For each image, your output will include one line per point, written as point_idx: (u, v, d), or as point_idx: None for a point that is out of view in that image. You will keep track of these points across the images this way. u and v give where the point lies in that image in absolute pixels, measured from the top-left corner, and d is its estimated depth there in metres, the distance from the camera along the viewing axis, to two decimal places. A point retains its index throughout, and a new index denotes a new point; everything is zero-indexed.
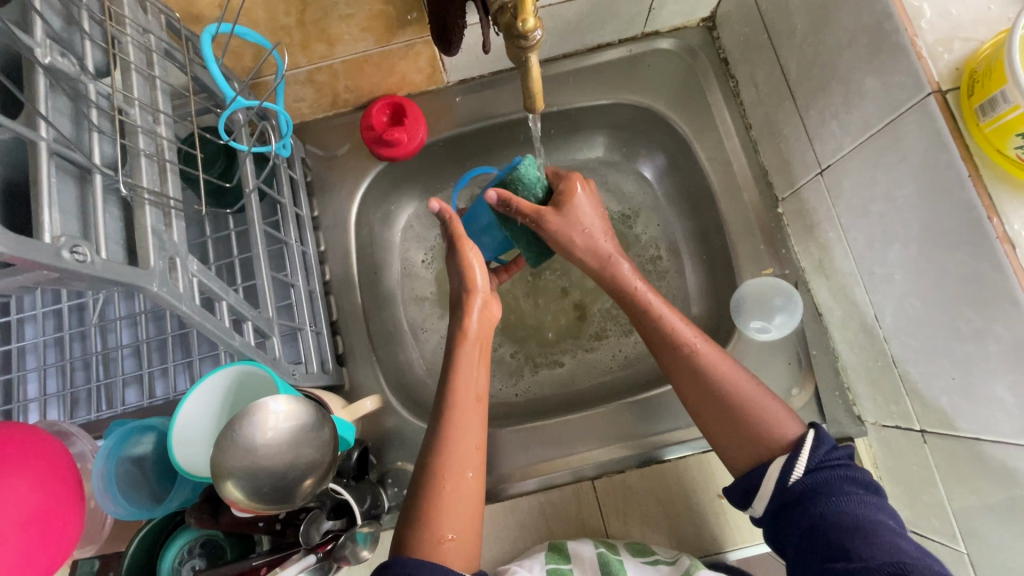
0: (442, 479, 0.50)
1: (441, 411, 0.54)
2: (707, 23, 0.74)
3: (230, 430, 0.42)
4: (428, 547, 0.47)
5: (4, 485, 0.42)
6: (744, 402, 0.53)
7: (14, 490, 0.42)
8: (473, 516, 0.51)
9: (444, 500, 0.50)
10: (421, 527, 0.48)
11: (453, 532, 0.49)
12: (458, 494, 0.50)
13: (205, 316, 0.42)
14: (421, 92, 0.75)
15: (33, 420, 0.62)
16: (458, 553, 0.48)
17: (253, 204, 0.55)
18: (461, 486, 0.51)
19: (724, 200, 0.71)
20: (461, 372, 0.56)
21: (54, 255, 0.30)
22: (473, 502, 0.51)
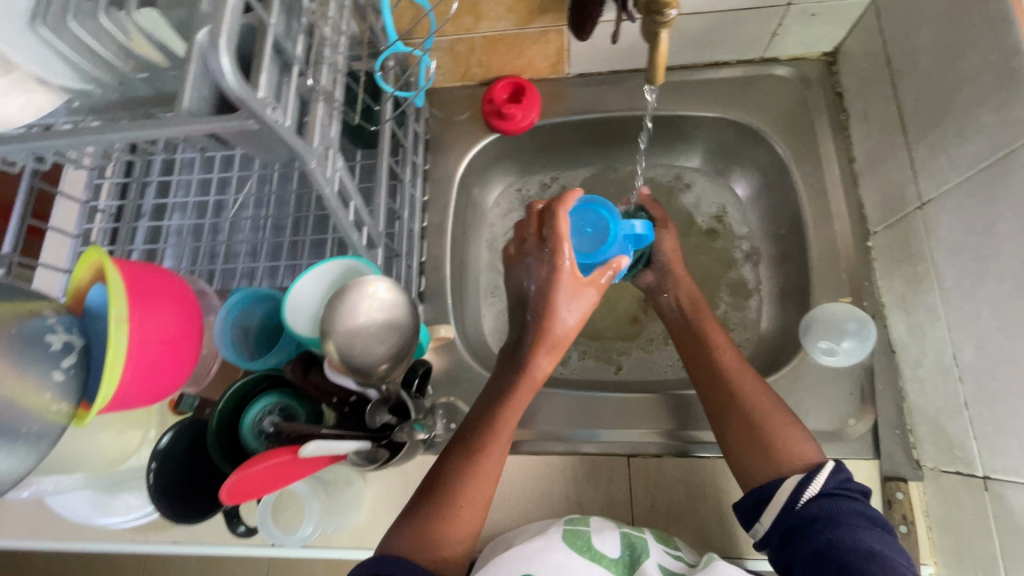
0: (459, 502, 0.52)
1: (476, 447, 0.54)
2: (827, 57, 0.77)
3: (338, 298, 0.49)
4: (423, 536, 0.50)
5: (159, 311, 0.52)
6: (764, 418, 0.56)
7: (163, 318, 0.52)
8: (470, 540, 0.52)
9: (445, 517, 0.51)
10: (430, 519, 0.51)
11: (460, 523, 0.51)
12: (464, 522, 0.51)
13: (339, 206, 0.50)
14: (542, 79, 0.83)
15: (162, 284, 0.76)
16: (456, 545, 0.51)
17: (386, 136, 0.64)
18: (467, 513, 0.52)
19: (813, 225, 0.72)
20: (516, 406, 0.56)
21: (262, 108, 0.38)
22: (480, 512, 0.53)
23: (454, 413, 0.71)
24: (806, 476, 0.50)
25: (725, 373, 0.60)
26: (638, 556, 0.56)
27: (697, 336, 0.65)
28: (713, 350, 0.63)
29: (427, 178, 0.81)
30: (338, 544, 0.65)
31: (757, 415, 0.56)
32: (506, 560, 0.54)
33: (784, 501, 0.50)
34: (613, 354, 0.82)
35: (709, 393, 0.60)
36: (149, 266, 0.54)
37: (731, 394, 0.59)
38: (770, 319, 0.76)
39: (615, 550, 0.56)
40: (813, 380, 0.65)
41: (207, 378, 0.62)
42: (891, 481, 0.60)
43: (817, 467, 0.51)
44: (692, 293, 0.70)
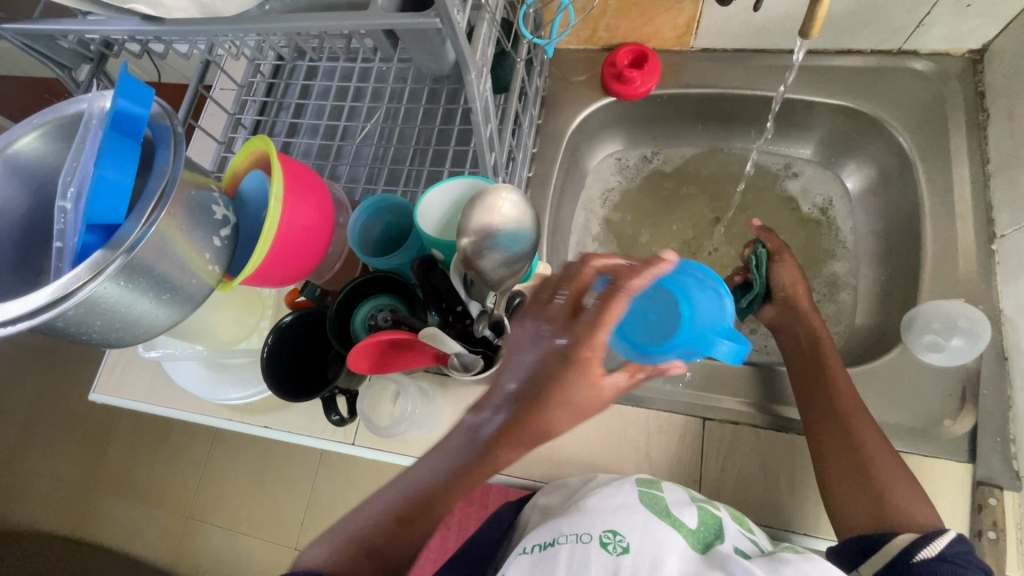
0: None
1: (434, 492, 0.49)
2: (973, 55, 0.74)
3: (478, 202, 0.53)
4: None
5: (304, 202, 0.57)
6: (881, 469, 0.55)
7: (306, 210, 0.58)
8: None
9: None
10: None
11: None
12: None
13: (483, 123, 0.53)
14: (665, 50, 0.84)
15: None
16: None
17: (519, 77, 0.68)
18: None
19: (932, 222, 0.69)
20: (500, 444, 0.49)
21: (451, 8, 0.42)
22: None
23: None
24: (924, 535, 0.49)
25: (845, 414, 0.59)
26: (715, 535, 0.49)
27: (822, 373, 0.63)
28: (835, 392, 0.61)
29: (539, 132, 0.84)
30: (415, 451, 0.69)
31: (873, 463, 0.55)
32: (587, 509, 0.49)
33: (893, 554, 0.50)
34: None
35: (824, 434, 0.59)
36: (301, 163, 0.59)
37: (848, 436, 0.57)
38: (867, 314, 0.75)
39: (693, 520, 0.50)
40: (911, 374, 0.64)
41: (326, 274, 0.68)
42: (983, 485, 0.57)
43: (935, 533, 0.49)
44: (812, 326, 0.69)
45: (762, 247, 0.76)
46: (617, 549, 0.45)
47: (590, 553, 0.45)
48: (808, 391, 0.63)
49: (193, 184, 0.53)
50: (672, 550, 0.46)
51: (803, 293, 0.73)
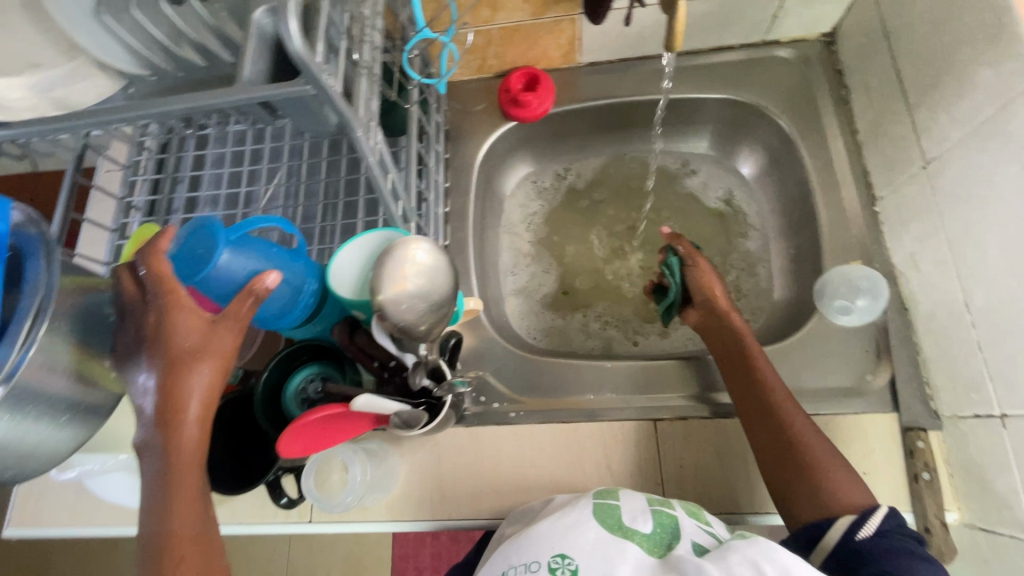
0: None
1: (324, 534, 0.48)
2: (825, 38, 0.81)
3: (387, 259, 0.51)
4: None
5: None
6: (815, 459, 0.55)
7: None
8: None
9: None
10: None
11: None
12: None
13: (380, 175, 0.53)
14: (554, 69, 0.87)
15: None
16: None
17: (414, 120, 0.68)
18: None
19: (822, 194, 0.75)
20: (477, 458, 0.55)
21: (319, 73, 0.41)
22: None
23: (484, 387, 0.74)
24: (861, 517, 0.50)
25: (778, 411, 0.59)
26: (672, 536, 0.48)
27: (748, 370, 0.63)
28: (767, 387, 0.61)
29: (447, 166, 0.84)
30: (377, 516, 0.66)
31: (807, 455, 0.56)
32: (535, 535, 0.47)
33: (839, 537, 0.50)
34: (629, 331, 0.85)
35: (761, 436, 0.59)
36: None
37: (781, 431, 0.58)
38: (784, 289, 0.79)
39: (648, 526, 0.48)
40: (829, 339, 0.68)
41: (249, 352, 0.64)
42: (911, 430, 0.62)
43: (870, 510, 0.51)
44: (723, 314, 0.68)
45: (671, 255, 0.73)
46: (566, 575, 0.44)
47: None
48: (741, 390, 0.62)
49: (78, 289, 0.48)
50: (626, 560, 0.44)
51: (721, 292, 0.70)
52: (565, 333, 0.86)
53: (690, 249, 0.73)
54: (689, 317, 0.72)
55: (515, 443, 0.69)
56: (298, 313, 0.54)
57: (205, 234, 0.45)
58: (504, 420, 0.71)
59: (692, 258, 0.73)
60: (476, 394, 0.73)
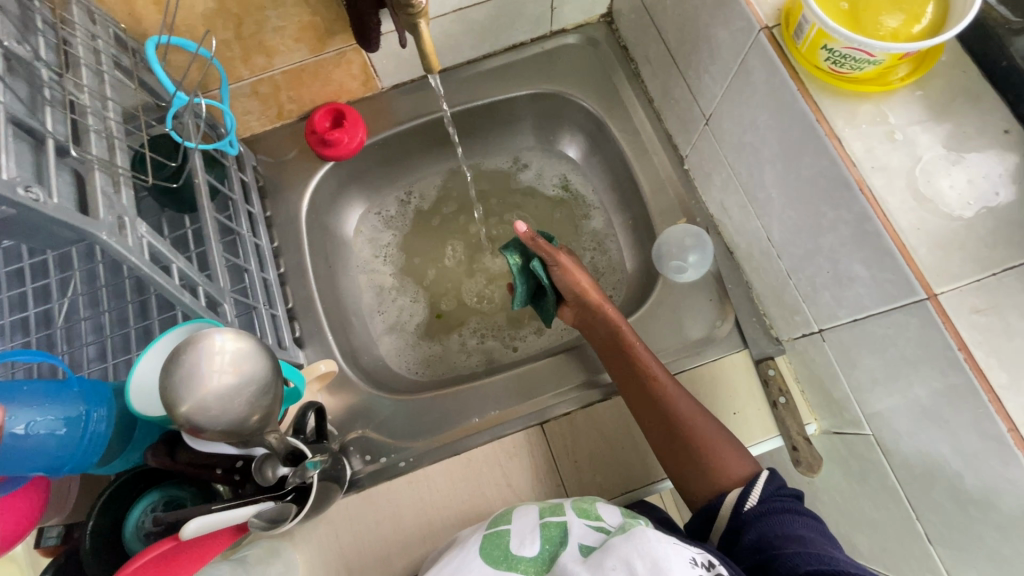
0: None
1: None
2: (605, 18, 0.85)
3: (178, 359, 0.45)
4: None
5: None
6: (701, 441, 0.58)
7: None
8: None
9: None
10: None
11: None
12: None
13: (155, 272, 0.47)
14: (360, 99, 0.84)
15: None
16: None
17: (203, 192, 0.62)
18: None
19: (638, 165, 0.79)
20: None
21: (10, 191, 0.35)
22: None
23: (367, 444, 0.70)
24: (743, 491, 0.53)
25: (661, 400, 0.61)
26: (561, 542, 0.49)
27: (629, 360, 0.64)
28: (647, 374, 0.62)
29: (272, 224, 0.78)
30: None
31: (694, 438, 0.58)
32: None
33: (732, 509, 0.53)
34: (506, 338, 0.85)
35: (648, 423, 0.61)
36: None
37: (668, 419, 0.60)
38: (633, 259, 0.83)
39: (535, 548, 0.49)
40: (676, 297, 0.72)
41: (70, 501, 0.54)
42: (762, 361, 0.67)
43: (754, 481, 0.54)
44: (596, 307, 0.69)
45: (533, 261, 0.70)
46: None
47: None
48: (626, 381, 0.64)
49: None
50: None
51: (587, 282, 0.70)
52: (445, 358, 0.84)
53: (550, 247, 0.68)
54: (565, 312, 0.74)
55: (412, 492, 0.66)
56: (88, 451, 0.46)
57: None
58: (395, 472, 0.67)
59: (553, 257, 0.69)
60: (361, 454, 0.69)
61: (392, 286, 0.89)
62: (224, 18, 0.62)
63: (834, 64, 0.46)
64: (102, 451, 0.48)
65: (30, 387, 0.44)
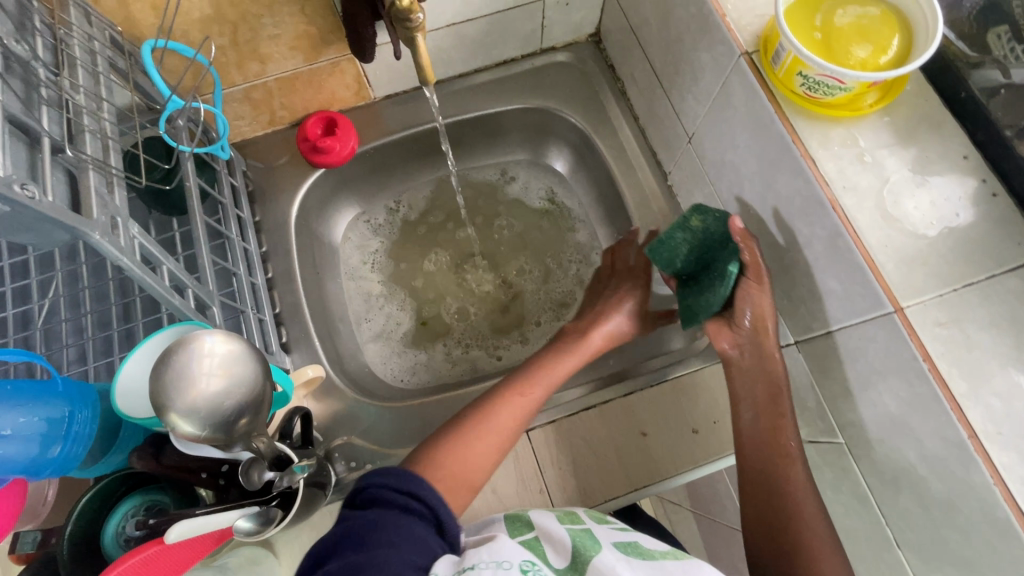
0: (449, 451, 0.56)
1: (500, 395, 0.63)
2: (594, 38, 0.88)
3: (167, 361, 0.45)
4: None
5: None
6: (803, 547, 0.50)
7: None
8: (462, 496, 0.55)
9: (439, 474, 0.55)
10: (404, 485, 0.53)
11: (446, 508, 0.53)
12: (460, 471, 0.55)
13: (146, 272, 0.47)
14: (352, 108, 0.85)
15: None
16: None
17: (194, 196, 0.62)
18: (467, 465, 0.56)
19: (623, 179, 0.81)
20: (558, 363, 0.67)
21: (7, 188, 0.35)
22: (465, 490, 0.55)
23: (352, 451, 0.70)
24: None
25: (782, 484, 0.53)
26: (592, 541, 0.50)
27: (762, 427, 0.57)
28: (784, 451, 0.55)
29: (260, 230, 0.79)
30: None
31: (798, 541, 0.51)
32: None
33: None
34: (490, 347, 0.86)
35: (760, 504, 0.54)
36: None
37: (778, 508, 0.53)
38: None
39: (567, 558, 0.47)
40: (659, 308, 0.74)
41: (46, 508, 0.52)
42: None
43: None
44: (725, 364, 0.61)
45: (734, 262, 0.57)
46: None
47: None
48: (759, 455, 0.56)
49: None
50: None
51: (772, 327, 0.57)
52: (432, 366, 0.85)
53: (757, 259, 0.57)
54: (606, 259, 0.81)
55: None
56: (71, 451, 0.46)
57: None
58: None
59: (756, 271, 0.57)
60: (346, 462, 0.69)
61: (379, 293, 0.89)
62: (220, 25, 0.63)
63: (808, 89, 0.49)
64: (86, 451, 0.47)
65: (14, 388, 0.44)
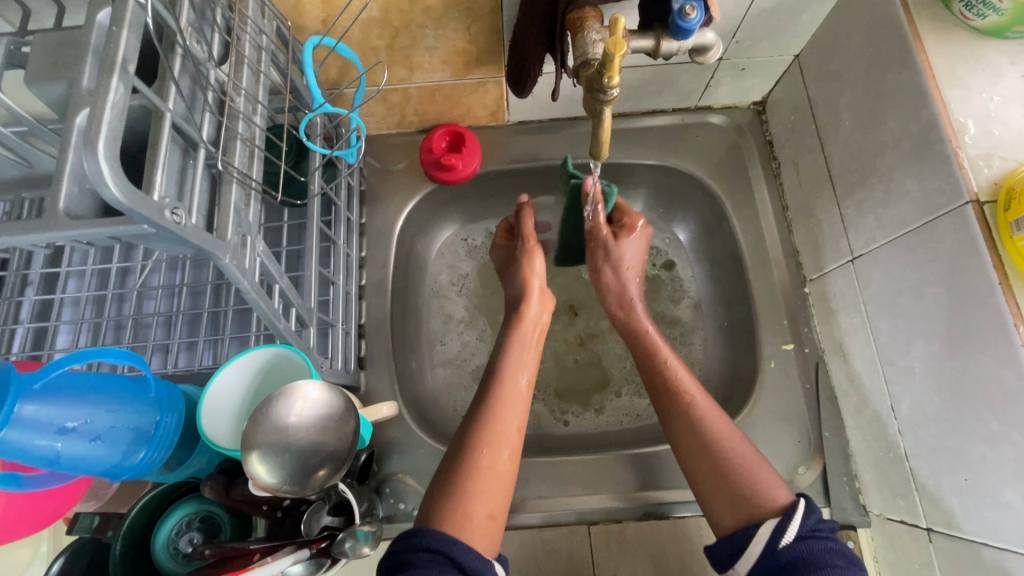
0: (479, 447, 0.52)
1: (488, 392, 0.57)
2: (757, 106, 0.79)
3: (265, 405, 0.43)
4: (459, 522, 0.48)
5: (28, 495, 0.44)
6: (733, 457, 0.54)
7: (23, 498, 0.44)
8: (504, 498, 0.51)
9: (481, 478, 0.50)
10: (452, 499, 0.49)
11: (488, 510, 0.49)
12: (493, 473, 0.51)
13: (261, 296, 0.44)
14: (481, 126, 0.80)
15: (62, 342, 0.65)
16: (486, 533, 0.48)
17: (315, 202, 0.59)
18: (497, 464, 0.52)
19: (753, 271, 0.73)
20: (514, 359, 0.60)
21: (158, 213, 0.33)
22: (505, 485, 0.52)
23: (403, 492, 0.65)
24: (779, 524, 0.48)
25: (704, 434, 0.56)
26: None
27: (673, 408, 0.59)
28: (696, 416, 0.57)
29: (363, 233, 0.76)
30: None
31: (724, 458, 0.54)
32: None
33: (761, 547, 0.48)
34: (558, 409, 0.80)
35: (703, 471, 0.54)
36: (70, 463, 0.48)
37: (704, 441, 0.56)
38: (718, 364, 0.77)
39: None
40: (763, 427, 0.66)
41: (109, 491, 0.55)
42: (842, 529, 0.62)
43: (790, 511, 0.48)
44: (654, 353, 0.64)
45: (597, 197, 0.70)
46: None
47: None
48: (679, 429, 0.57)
49: None
50: None
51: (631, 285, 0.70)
52: None
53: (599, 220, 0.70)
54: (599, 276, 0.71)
55: None
56: (152, 457, 0.44)
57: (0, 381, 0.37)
58: None
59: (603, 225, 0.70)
60: (393, 501, 0.65)
61: (461, 318, 0.85)
62: (382, 28, 0.59)
63: None
64: (164, 459, 0.46)
65: (112, 387, 0.42)
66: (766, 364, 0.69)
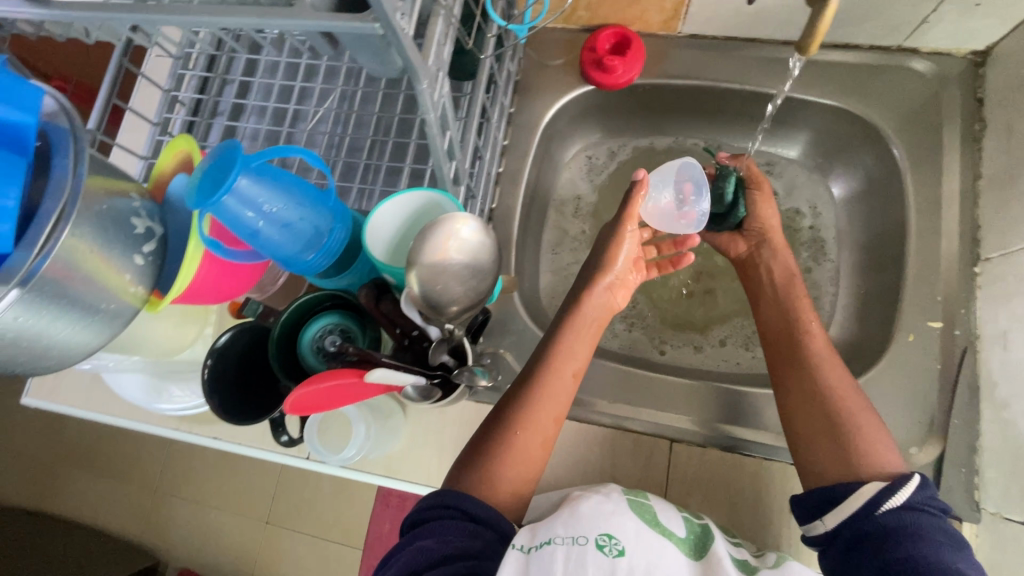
0: (518, 425, 0.53)
1: (536, 373, 0.56)
2: (975, 56, 0.69)
3: (431, 234, 0.48)
4: (484, 490, 0.50)
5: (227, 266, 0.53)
6: (846, 412, 0.55)
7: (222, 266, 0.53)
8: (533, 476, 0.53)
9: (514, 455, 0.52)
10: (482, 471, 0.51)
11: (515, 486, 0.51)
12: (526, 451, 0.52)
13: (438, 133, 0.47)
14: (650, 34, 0.77)
15: None
16: (508, 505, 0.51)
17: (485, 69, 0.60)
18: (530, 447, 0.53)
19: (918, 238, 0.66)
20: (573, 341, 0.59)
21: (391, 11, 0.35)
22: (536, 465, 0.53)
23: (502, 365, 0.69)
24: (889, 487, 0.48)
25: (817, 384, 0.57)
26: (705, 539, 0.52)
27: (796, 365, 0.60)
28: (815, 367, 0.59)
29: (511, 122, 0.78)
30: (371, 470, 0.64)
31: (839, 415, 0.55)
32: (582, 515, 0.49)
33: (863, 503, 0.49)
34: (656, 336, 0.80)
35: (811, 423, 0.56)
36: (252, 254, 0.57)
37: (817, 394, 0.57)
38: (843, 329, 0.72)
39: (682, 531, 0.53)
40: (883, 396, 0.62)
41: (271, 289, 0.64)
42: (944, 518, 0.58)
43: (904, 481, 0.48)
44: (792, 276, 0.68)
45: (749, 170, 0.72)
46: (614, 552, 0.47)
47: (587, 554, 0.46)
48: (790, 378, 0.59)
49: (106, 192, 0.45)
50: (664, 559, 0.48)
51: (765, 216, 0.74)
52: None
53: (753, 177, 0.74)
54: (737, 247, 0.74)
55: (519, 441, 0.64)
56: (317, 261, 0.51)
57: (226, 157, 0.43)
58: None
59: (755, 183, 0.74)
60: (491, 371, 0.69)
61: (579, 228, 0.85)
62: None
63: None
64: (325, 266, 0.52)
65: (302, 189, 0.48)
66: (904, 337, 0.64)
